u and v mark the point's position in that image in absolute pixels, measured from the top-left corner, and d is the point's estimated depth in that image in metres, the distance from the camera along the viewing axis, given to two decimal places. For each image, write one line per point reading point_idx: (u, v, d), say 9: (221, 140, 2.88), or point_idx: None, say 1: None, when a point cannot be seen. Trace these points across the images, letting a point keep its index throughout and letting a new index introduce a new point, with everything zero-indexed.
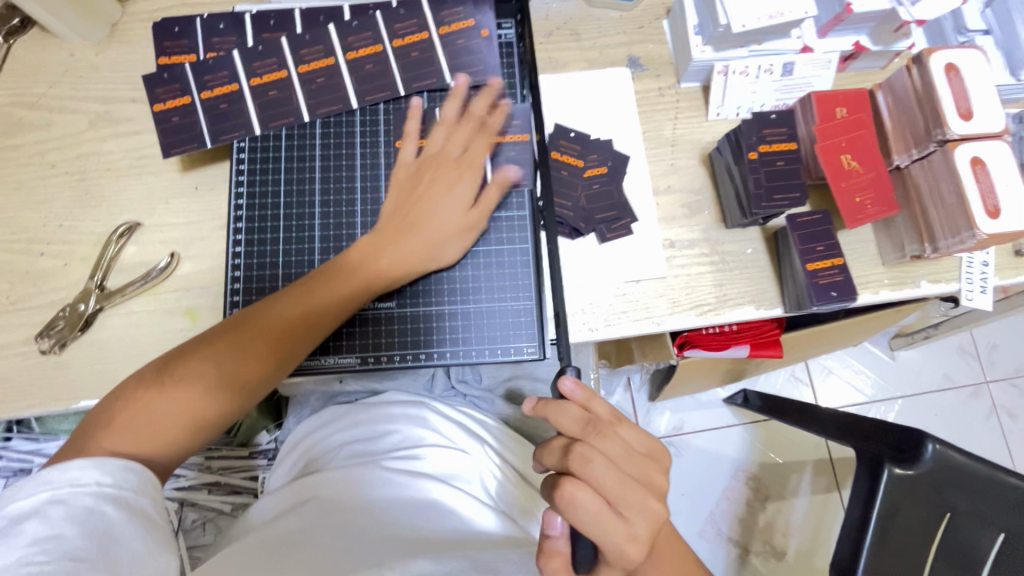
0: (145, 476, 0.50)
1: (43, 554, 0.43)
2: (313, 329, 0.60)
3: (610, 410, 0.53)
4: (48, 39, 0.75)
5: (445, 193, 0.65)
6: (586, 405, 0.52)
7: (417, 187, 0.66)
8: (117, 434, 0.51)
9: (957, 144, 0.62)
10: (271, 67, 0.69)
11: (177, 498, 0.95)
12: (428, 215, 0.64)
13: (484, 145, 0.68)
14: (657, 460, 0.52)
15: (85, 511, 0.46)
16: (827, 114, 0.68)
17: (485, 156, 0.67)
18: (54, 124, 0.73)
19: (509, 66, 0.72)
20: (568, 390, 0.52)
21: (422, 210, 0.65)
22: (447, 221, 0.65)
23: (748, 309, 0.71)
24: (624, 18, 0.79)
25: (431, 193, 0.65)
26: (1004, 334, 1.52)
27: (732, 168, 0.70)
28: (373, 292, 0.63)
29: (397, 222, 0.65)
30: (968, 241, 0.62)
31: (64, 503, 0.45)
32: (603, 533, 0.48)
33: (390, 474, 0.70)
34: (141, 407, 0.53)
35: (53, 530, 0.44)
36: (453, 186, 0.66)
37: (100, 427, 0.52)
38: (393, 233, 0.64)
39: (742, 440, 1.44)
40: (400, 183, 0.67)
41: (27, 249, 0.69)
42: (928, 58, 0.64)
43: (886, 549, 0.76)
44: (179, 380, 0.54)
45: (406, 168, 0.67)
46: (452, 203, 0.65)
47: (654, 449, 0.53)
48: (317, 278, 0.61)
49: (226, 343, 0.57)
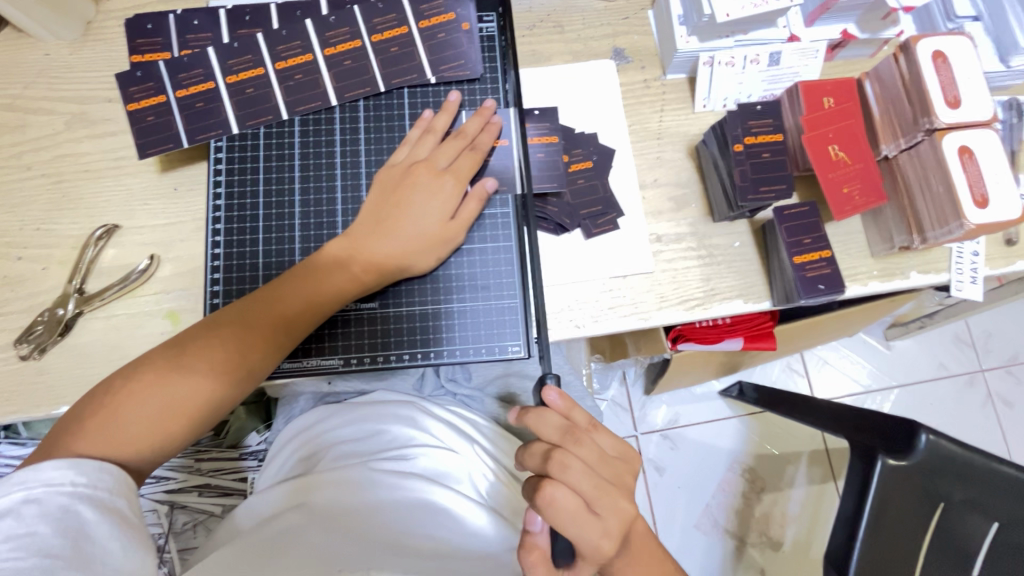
0: (121, 477, 0.50)
1: (17, 551, 0.43)
2: (288, 335, 0.59)
3: (587, 417, 0.53)
4: (21, 39, 0.73)
5: (423, 199, 0.63)
6: (566, 414, 0.52)
7: (396, 190, 0.63)
8: (92, 439, 0.51)
9: (945, 133, 0.61)
10: (248, 64, 0.68)
11: (165, 502, 0.94)
12: (405, 221, 0.62)
13: (472, 162, 0.65)
14: (629, 463, 0.53)
15: (60, 510, 0.46)
16: (814, 104, 0.67)
17: (465, 165, 0.65)
18: (29, 125, 0.71)
19: (491, 59, 0.71)
20: (551, 399, 0.52)
21: (398, 214, 0.62)
22: (422, 228, 0.62)
23: (736, 303, 0.70)
24: (608, 9, 0.77)
25: (411, 199, 0.63)
26: (999, 322, 1.52)
27: (719, 161, 0.69)
28: (350, 294, 0.61)
29: (373, 227, 0.62)
30: (956, 232, 0.61)
31: (38, 502, 0.46)
32: (579, 533, 0.47)
33: (378, 474, 0.69)
34: (118, 411, 0.52)
35: (28, 527, 0.44)
36: (434, 195, 0.63)
37: (75, 430, 0.51)
38: (369, 237, 0.62)
39: (738, 433, 1.44)
40: (383, 187, 0.64)
41: (5, 254, 0.68)
42: (915, 46, 0.63)
43: (879, 541, 0.76)
44: (158, 384, 0.54)
45: (390, 172, 0.65)
46: (430, 210, 0.63)
47: (625, 450, 0.53)
48: (294, 281, 0.60)
49: (203, 348, 0.56)
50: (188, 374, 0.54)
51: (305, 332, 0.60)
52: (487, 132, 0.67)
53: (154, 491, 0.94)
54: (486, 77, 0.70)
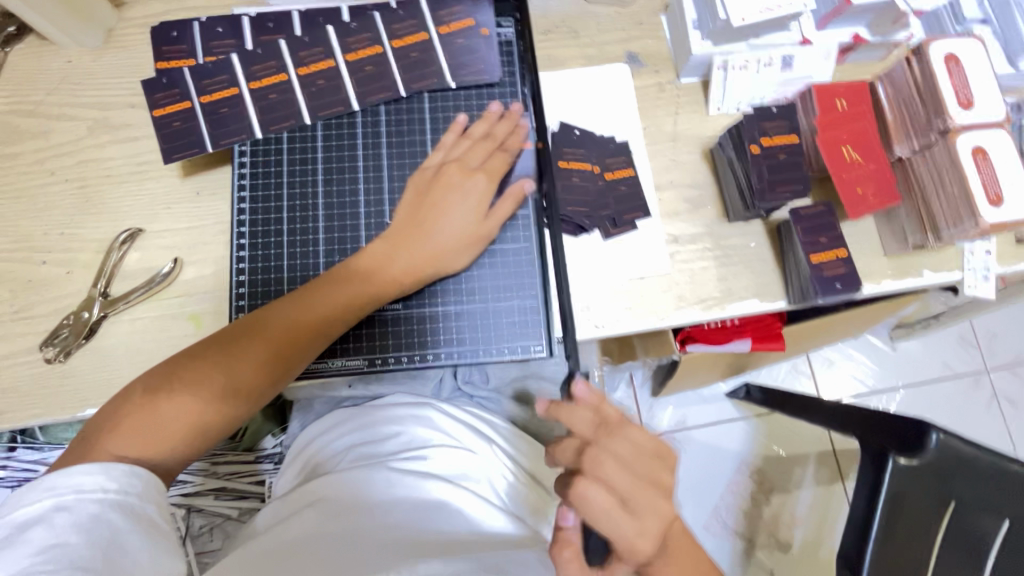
0: (149, 483, 0.50)
1: (48, 563, 0.43)
2: (324, 333, 0.60)
3: (618, 411, 0.54)
4: (45, 46, 0.74)
5: (457, 201, 0.64)
6: (597, 407, 0.53)
7: (430, 193, 0.65)
8: (123, 438, 0.51)
9: (959, 134, 0.63)
10: (271, 70, 0.69)
11: (183, 505, 0.96)
12: (438, 222, 0.64)
13: (501, 163, 0.67)
14: (666, 460, 0.53)
15: (90, 519, 0.45)
16: (827, 106, 0.68)
17: (496, 165, 0.67)
18: (53, 131, 0.72)
19: (509, 65, 0.72)
20: (579, 393, 0.53)
21: (434, 216, 0.64)
22: (455, 228, 0.64)
23: (752, 303, 0.71)
24: (622, 14, 0.79)
25: (444, 198, 0.64)
26: (1004, 322, 1.53)
27: (734, 163, 0.70)
28: (385, 296, 0.63)
29: (407, 228, 0.64)
30: (971, 231, 0.62)
31: (70, 510, 0.45)
32: (614, 528, 0.50)
33: (397, 475, 0.69)
34: (151, 412, 0.52)
35: (58, 538, 0.44)
36: (468, 195, 0.65)
37: (110, 429, 0.51)
38: (402, 237, 0.64)
39: (747, 434, 1.44)
40: (415, 189, 0.66)
41: (29, 258, 0.69)
42: (928, 49, 0.64)
43: (892, 541, 0.77)
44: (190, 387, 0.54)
45: (421, 176, 0.67)
46: (463, 208, 0.64)
47: (664, 448, 0.53)
48: (328, 280, 0.61)
49: (236, 351, 0.56)
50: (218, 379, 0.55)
51: (335, 329, 0.61)
52: (514, 134, 0.69)
53: (172, 494, 0.96)
54: (504, 81, 0.72)
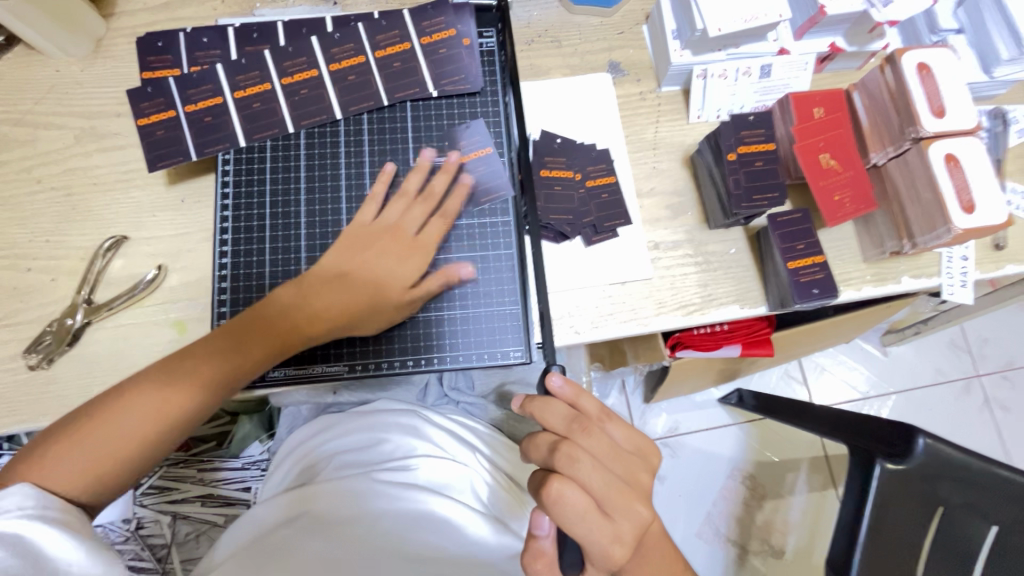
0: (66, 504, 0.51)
1: None
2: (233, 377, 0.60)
3: (597, 405, 0.54)
4: (33, 56, 0.75)
5: (387, 266, 0.64)
6: (573, 402, 0.53)
7: (360, 251, 0.64)
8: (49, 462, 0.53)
9: (931, 141, 0.63)
10: (255, 80, 0.70)
11: (168, 512, 0.98)
12: (363, 281, 0.63)
13: (440, 228, 0.67)
14: (646, 459, 0.53)
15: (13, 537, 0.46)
16: (804, 114, 0.69)
17: (433, 234, 0.66)
18: (40, 140, 0.73)
19: (491, 74, 0.73)
20: (555, 386, 0.53)
21: (356, 275, 0.63)
22: (378, 292, 0.63)
23: (733, 308, 0.72)
24: (604, 24, 0.80)
25: (376, 258, 0.64)
26: (994, 328, 1.54)
27: (713, 170, 0.71)
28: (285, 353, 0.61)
29: (326, 281, 0.63)
30: (944, 237, 0.63)
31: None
32: (588, 532, 0.48)
33: (381, 485, 0.70)
34: (71, 449, 0.53)
35: None
36: (399, 263, 0.64)
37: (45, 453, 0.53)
38: (320, 289, 0.62)
39: (738, 440, 1.44)
40: (347, 241, 0.65)
41: (14, 265, 0.69)
42: (900, 58, 0.65)
43: (880, 545, 0.76)
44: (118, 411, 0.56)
45: (357, 228, 0.66)
46: (392, 273, 0.64)
47: (642, 447, 0.53)
48: (242, 324, 0.61)
49: (159, 395, 0.56)
50: (153, 397, 0.56)
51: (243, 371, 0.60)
52: (456, 195, 0.68)
53: (158, 501, 0.99)
54: (486, 90, 0.73)
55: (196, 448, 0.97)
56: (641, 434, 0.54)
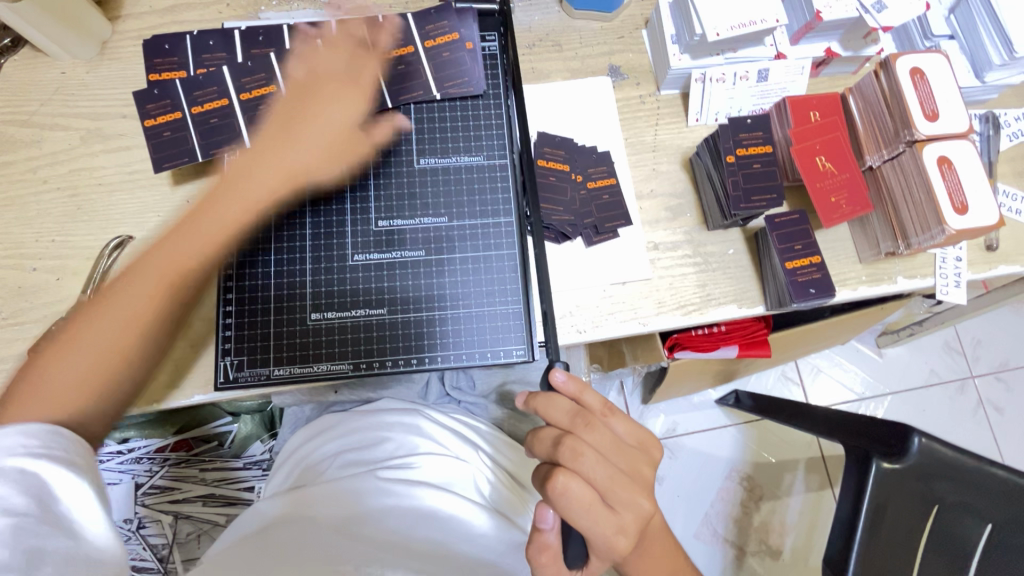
0: (76, 445, 0.50)
1: None
2: (185, 283, 0.62)
3: (599, 400, 0.54)
4: (39, 58, 0.76)
5: (313, 133, 0.67)
6: (576, 396, 0.54)
7: (296, 112, 0.67)
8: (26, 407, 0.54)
9: (925, 144, 0.65)
10: (261, 82, 0.71)
11: (170, 512, 0.99)
12: (306, 131, 0.67)
13: (360, 102, 0.69)
14: (646, 452, 0.54)
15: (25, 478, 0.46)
16: (801, 118, 0.70)
17: (352, 106, 0.69)
18: (45, 141, 0.74)
19: (494, 77, 0.75)
20: (558, 381, 0.54)
21: (297, 133, 0.67)
22: (319, 147, 0.67)
23: (732, 308, 0.73)
24: (605, 29, 0.81)
25: (318, 100, 0.68)
26: (988, 329, 1.56)
27: (712, 172, 0.72)
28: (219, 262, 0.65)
29: (271, 140, 0.66)
30: (938, 237, 0.65)
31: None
32: (593, 524, 0.49)
33: (384, 482, 0.70)
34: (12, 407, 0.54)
35: None
36: (335, 114, 0.68)
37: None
38: (267, 149, 0.66)
39: (735, 441, 1.45)
40: (285, 109, 0.68)
41: (20, 264, 0.70)
42: (894, 63, 0.66)
43: (876, 544, 0.77)
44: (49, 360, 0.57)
45: (290, 100, 0.68)
46: (332, 120, 0.68)
47: (645, 441, 0.54)
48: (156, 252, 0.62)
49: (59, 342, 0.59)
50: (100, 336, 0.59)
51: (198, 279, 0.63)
52: (377, 57, 0.71)
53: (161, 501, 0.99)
54: (489, 92, 0.74)
55: (199, 449, 0.99)
56: (642, 427, 0.55)
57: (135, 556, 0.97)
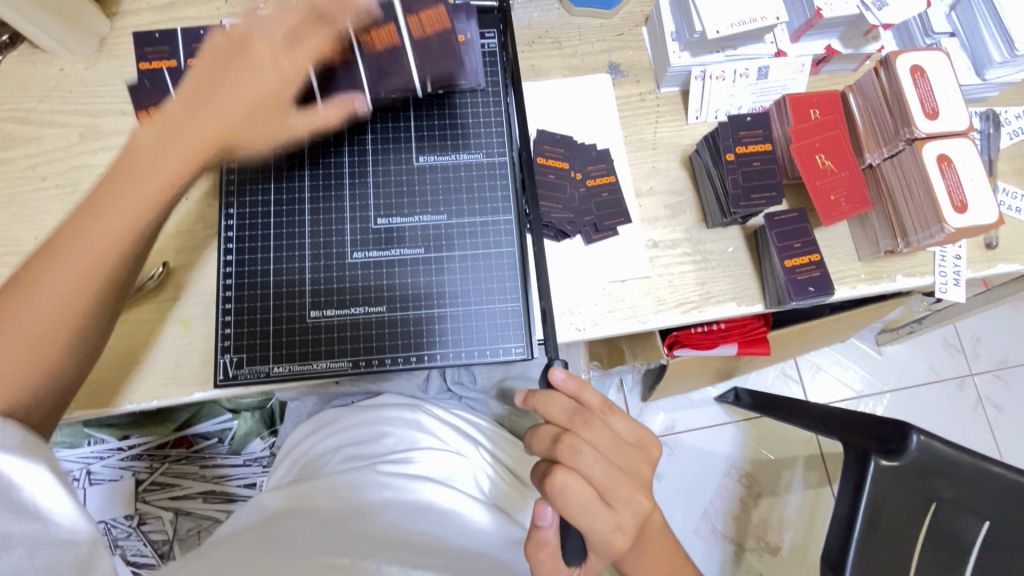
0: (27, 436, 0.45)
1: None
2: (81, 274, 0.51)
3: (598, 398, 0.54)
4: (38, 54, 0.76)
5: (247, 76, 0.55)
6: (574, 394, 0.53)
7: (224, 65, 0.55)
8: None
9: (925, 143, 0.65)
10: None
11: (171, 509, 1.00)
12: (229, 86, 0.55)
13: (317, 38, 0.56)
14: (644, 450, 0.54)
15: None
16: (801, 115, 0.70)
17: (307, 48, 0.56)
18: (44, 138, 0.74)
19: (493, 75, 0.74)
20: (557, 379, 0.54)
21: (222, 86, 0.55)
22: (247, 99, 0.55)
23: (731, 306, 0.73)
24: (604, 26, 0.81)
25: (227, 72, 0.55)
26: (987, 327, 1.56)
27: (711, 170, 0.72)
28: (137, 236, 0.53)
29: (191, 103, 0.54)
30: (937, 236, 0.64)
31: None
32: (591, 522, 0.49)
33: (384, 477, 0.70)
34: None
35: None
36: (266, 68, 0.55)
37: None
38: (186, 112, 0.54)
39: (734, 438, 1.46)
40: (213, 56, 0.56)
41: (19, 261, 0.70)
42: (895, 60, 0.66)
43: (875, 542, 0.78)
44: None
45: (225, 42, 0.56)
46: (255, 86, 0.55)
47: (643, 439, 0.54)
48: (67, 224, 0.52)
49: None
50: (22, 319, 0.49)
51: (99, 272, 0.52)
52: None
53: (162, 498, 1.00)
54: (487, 89, 0.74)
55: (202, 444, 0.99)
56: (640, 426, 0.55)
57: (135, 552, 0.98)
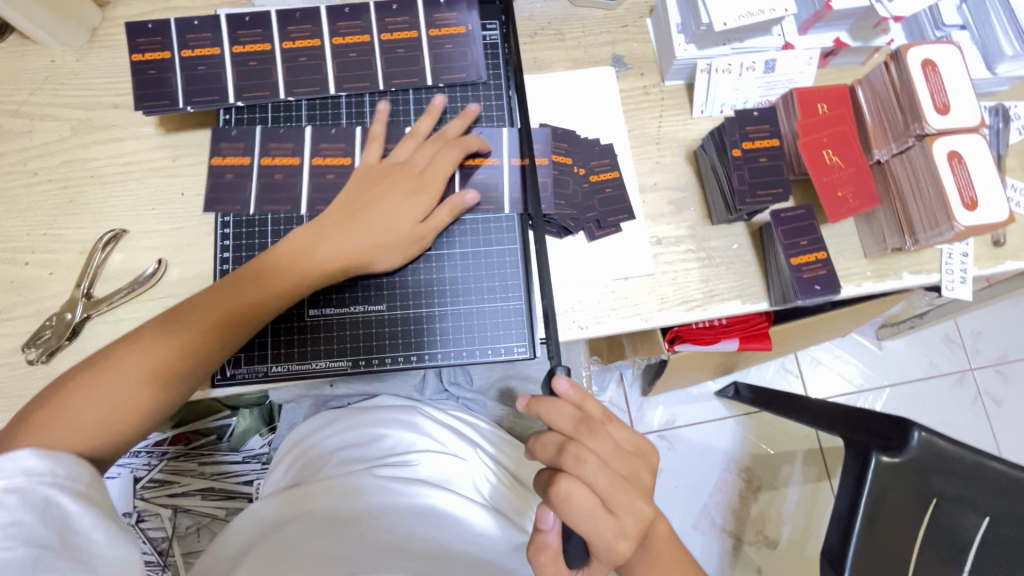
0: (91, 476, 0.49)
1: (7, 541, 0.42)
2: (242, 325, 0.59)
3: (600, 409, 0.54)
4: (27, 45, 0.74)
5: (395, 202, 0.64)
6: (578, 404, 0.53)
7: (370, 188, 0.64)
8: (38, 431, 0.50)
9: (935, 138, 0.64)
10: (256, 38, 0.70)
11: (169, 506, 0.99)
12: (374, 217, 0.63)
13: (448, 162, 0.65)
14: (644, 457, 0.54)
15: (42, 501, 0.45)
16: (808, 110, 0.69)
17: (443, 167, 0.65)
18: (35, 131, 0.72)
19: (494, 67, 0.73)
20: (561, 388, 0.52)
21: (369, 212, 0.63)
22: (390, 227, 0.63)
23: (735, 304, 0.72)
24: (608, 17, 0.79)
25: (384, 196, 0.64)
26: (988, 322, 1.56)
27: (717, 167, 0.71)
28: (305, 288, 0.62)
29: (339, 219, 0.63)
30: (947, 234, 0.63)
31: (19, 491, 0.44)
32: (594, 529, 0.48)
33: (382, 481, 0.69)
34: (80, 402, 0.52)
35: (12, 518, 0.43)
36: (407, 198, 0.64)
37: (34, 419, 0.51)
38: (334, 227, 0.63)
39: (734, 433, 1.46)
40: (359, 182, 0.65)
41: (11, 258, 0.68)
42: (905, 54, 0.65)
43: (874, 538, 0.77)
44: (91, 377, 0.54)
45: (366, 172, 0.66)
46: (397, 218, 0.63)
47: (642, 445, 0.54)
48: (221, 290, 0.60)
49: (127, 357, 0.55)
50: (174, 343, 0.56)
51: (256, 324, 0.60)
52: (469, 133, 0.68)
53: (158, 496, 0.99)
54: (489, 82, 0.72)
55: (205, 440, 1.00)
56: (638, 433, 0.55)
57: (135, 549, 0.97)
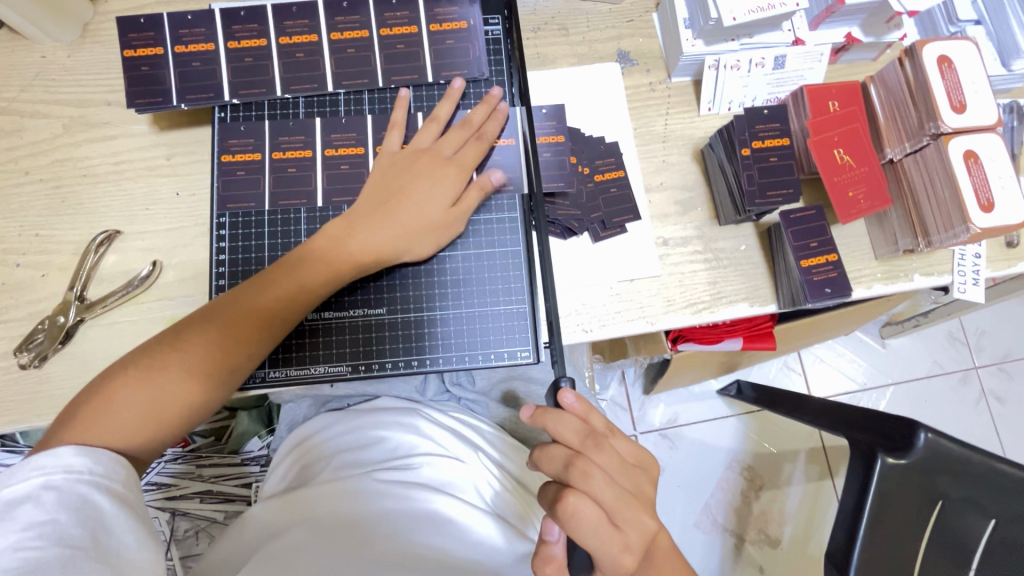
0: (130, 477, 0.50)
1: (38, 539, 0.42)
2: (282, 318, 0.58)
3: (603, 421, 0.53)
4: (16, 41, 0.72)
5: (427, 187, 0.62)
6: (584, 417, 0.51)
7: (400, 175, 0.63)
8: (88, 429, 0.50)
9: (951, 138, 0.62)
10: (251, 33, 0.68)
11: (166, 509, 0.98)
12: (408, 204, 0.62)
13: (477, 150, 0.65)
14: (645, 470, 0.52)
15: (77, 500, 0.45)
16: (819, 108, 0.67)
17: (470, 154, 0.64)
18: (26, 129, 0.70)
19: (497, 63, 0.71)
20: (567, 402, 0.51)
21: (402, 199, 0.62)
22: (425, 213, 0.62)
23: (742, 306, 0.71)
24: (613, 12, 0.77)
25: (415, 183, 0.62)
26: (993, 320, 1.54)
27: (725, 166, 0.69)
28: (342, 277, 0.61)
29: (372, 208, 0.62)
30: (962, 236, 0.62)
31: (58, 489, 0.45)
32: (601, 544, 0.47)
33: (384, 485, 0.68)
34: (121, 403, 0.51)
35: (47, 515, 0.44)
36: (439, 182, 0.63)
37: (72, 422, 0.50)
38: (367, 216, 0.61)
39: (737, 432, 1.44)
40: (385, 169, 0.64)
41: (3, 260, 0.67)
42: (921, 50, 0.63)
43: (879, 540, 0.76)
44: (142, 374, 0.53)
45: (393, 159, 0.64)
46: (431, 203, 0.62)
47: (644, 458, 0.53)
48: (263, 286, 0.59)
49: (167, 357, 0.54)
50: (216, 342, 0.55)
51: (296, 316, 0.59)
52: (492, 121, 0.66)
53: (154, 499, 0.98)
54: (491, 79, 0.70)
55: (196, 444, 0.97)
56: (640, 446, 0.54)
57: None
